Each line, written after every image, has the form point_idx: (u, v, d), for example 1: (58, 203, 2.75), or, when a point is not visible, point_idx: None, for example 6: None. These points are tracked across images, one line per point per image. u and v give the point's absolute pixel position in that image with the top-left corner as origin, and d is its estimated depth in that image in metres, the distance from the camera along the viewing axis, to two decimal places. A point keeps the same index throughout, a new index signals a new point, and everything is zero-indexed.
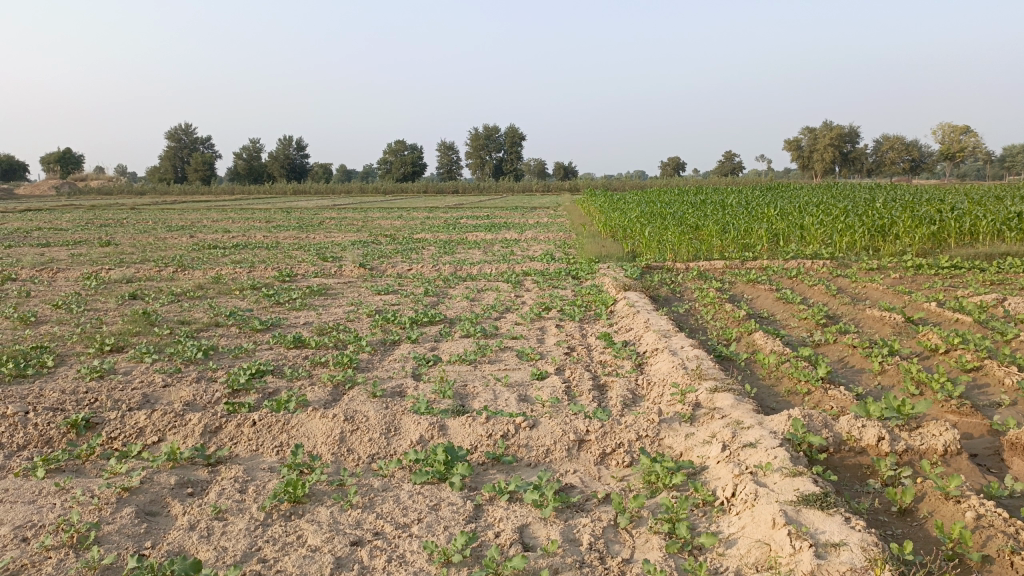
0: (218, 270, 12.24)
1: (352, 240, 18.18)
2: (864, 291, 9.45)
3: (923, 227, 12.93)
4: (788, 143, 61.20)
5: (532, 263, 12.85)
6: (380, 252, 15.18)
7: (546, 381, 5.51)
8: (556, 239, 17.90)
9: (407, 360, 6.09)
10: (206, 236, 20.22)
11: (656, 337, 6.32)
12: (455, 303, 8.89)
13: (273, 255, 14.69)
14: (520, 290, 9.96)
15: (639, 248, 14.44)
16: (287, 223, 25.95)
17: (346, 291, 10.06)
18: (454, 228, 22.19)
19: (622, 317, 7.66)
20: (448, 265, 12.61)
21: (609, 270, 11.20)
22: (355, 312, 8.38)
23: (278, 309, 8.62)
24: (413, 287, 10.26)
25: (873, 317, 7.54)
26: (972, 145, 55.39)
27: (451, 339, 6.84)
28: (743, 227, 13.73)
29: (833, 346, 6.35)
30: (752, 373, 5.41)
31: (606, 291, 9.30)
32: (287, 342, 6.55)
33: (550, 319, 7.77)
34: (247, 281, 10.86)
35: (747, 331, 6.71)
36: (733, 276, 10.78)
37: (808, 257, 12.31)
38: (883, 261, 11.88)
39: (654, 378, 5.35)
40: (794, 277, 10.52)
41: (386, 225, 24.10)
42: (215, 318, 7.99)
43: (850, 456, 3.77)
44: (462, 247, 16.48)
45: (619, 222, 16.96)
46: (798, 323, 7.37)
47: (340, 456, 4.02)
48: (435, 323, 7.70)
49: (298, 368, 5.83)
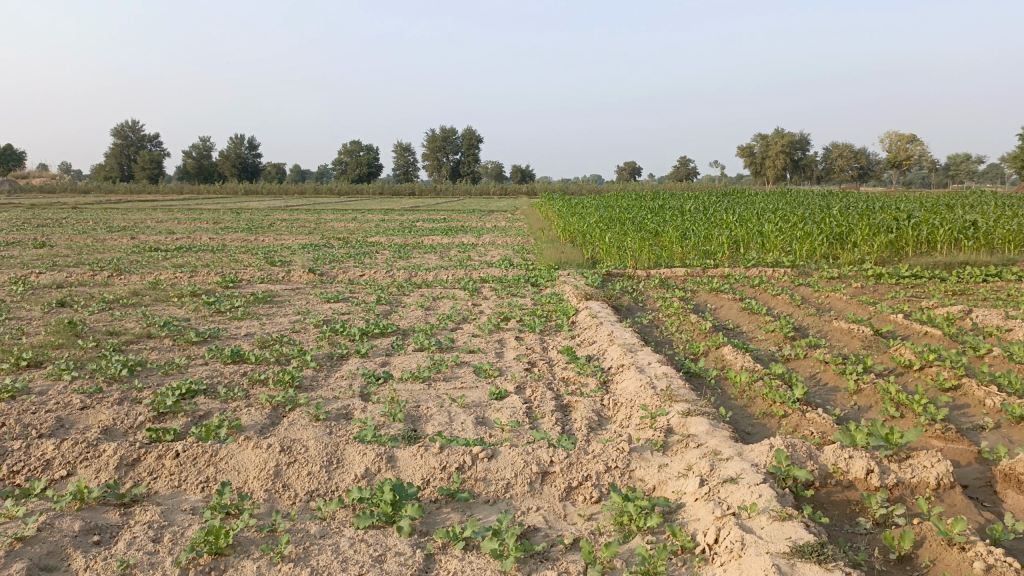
0: (158, 275, 11.56)
1: (303, 243, 17.56)
2: (828, 301, 9.26)
3: (881, 235, 12.88)
4: (742, 149, 61.96)
5: (490, 269, 12.46)
6: (332, 256, 14.62)
7: (505, 402, 5.11)
8: (513, 243, 17.53)
9: (355, 378, 5.63)
10: (148, 237, 19.37)
11: (621, 352, 5.97)
12: (408, 313, 8.43)
13: (218, 259, 14.02)
14: (477, 298, 9.55)
15: (598, 254, 14.15)
16: (236, 224, 25.13)
17: (294, 298, 9.53)
18: (409, 231, 21.68)
19: (584, 328, 7.31)
20: (402, 271, 12.14)
21: (569, 277, 10.87)
22: (301, 322, 7.87)
23: (218, 318, 8.06)
24: (365, 295, 9.77)
25: (841, 329, 7.31)
26: (918, 153, 56.81)
27: (403, 354, 6.40)
28: (703, 233, 13.53)
29: (805, 361, 6.07)
30: (724, 393, 5.09)
31: (567, 299, 8.94)
32: (224, 357, 6.03)
33: (508, 331, 7.37)
34: (188, 287, 10.25)
35: (715, 344, 6.40)
36: (695, 284, 10.54)
37: (769, 265, 12.16)
38: (843, 270, 11.78)
39: (621, 398, 4.98)
40: (757, 285, 10.32)
41: (340, 228, 23.45)
42: (147, 329, 7.41)
43: (837, 491, 3.45)
44: (417, 251, 16.01)
45: (578, 228, 16.65)
46: (765, 335, 7.09)
47: (275, 494, 3.57)
48: (386, 335, 7.24)
49: (234, 387, 5.33)
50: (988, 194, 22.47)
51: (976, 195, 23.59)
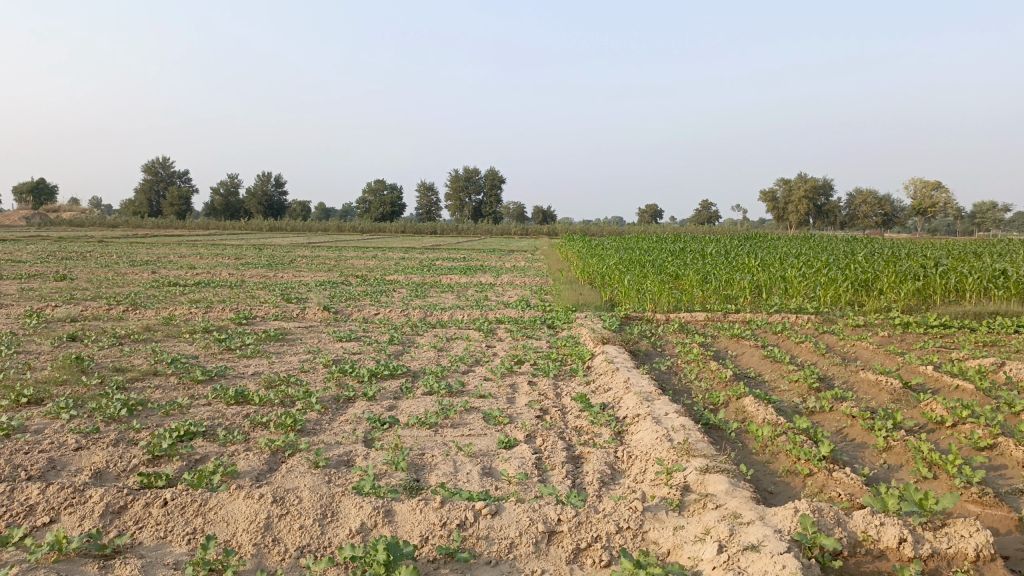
0: (172, 311, 11.50)
1: (321, 280, 17.51)
2: (853, 350, 8.97)
3: (908, 282, 12.57)
4: (764, 193, 61.75)
5: (506, 310, 12.27)
6: (348, 294, 14.53)
7: (514, 452, 4.88)
8: (531, 284, 17.36)
9: (360, 422, 5.44)
10: (168, 272, 19.45)
11: (637, 400, 5.73)
12: (420, 354, 8.24)
13: (235, 295, 13.98)
14: (491, 340, 9.35)
15: (617, 296, 13.93)
16: (256, 260, 25.22)
17: (305, 337, 9.39)
18: (428, 270, 21.61)
19: (599, 373, 7.08)
20: (418, 310, 11.98)
21: (586, 320, 10.65)
22: (310, 362, 7.70)
23: (227, 356, 7.92)
24: (378, 334, 9.61)
25: (868, 380, 7.01)
26: (943, 200, 56.29)
27: (411, 397, 6.19)
28: (724, 277, 13.28)
29: (830, 415, 5.78)
30: (745, 448, 4.83)
31: (583, 343, 8.72)
32: (228, 398, 5.86)
33: (521, 375, 7.15)
34: (200, 323, 10.16)
35: (736, 395, 6.13)
36: (715, 329, 10.28)
37: (793, 311, 11.87)
38: (869, 317, 11.46)
39: (635, 451, 4.73)
40: (780, 332, 10.03)
41: (358, 265, 23.48)
42: (154, 366, 7.28)
43: (867, 561, 3.19)
44: (434, 290, 15.88)
45: (597, 269, 16.47)
46: (788, 386, 6.80)
47: (264, 549, 3.37)
48: (396, 377, 7.05)
49: (234, 430, 5.15)
50: (1016, 242, 22.04)
51: (1004, 242, 23.16)
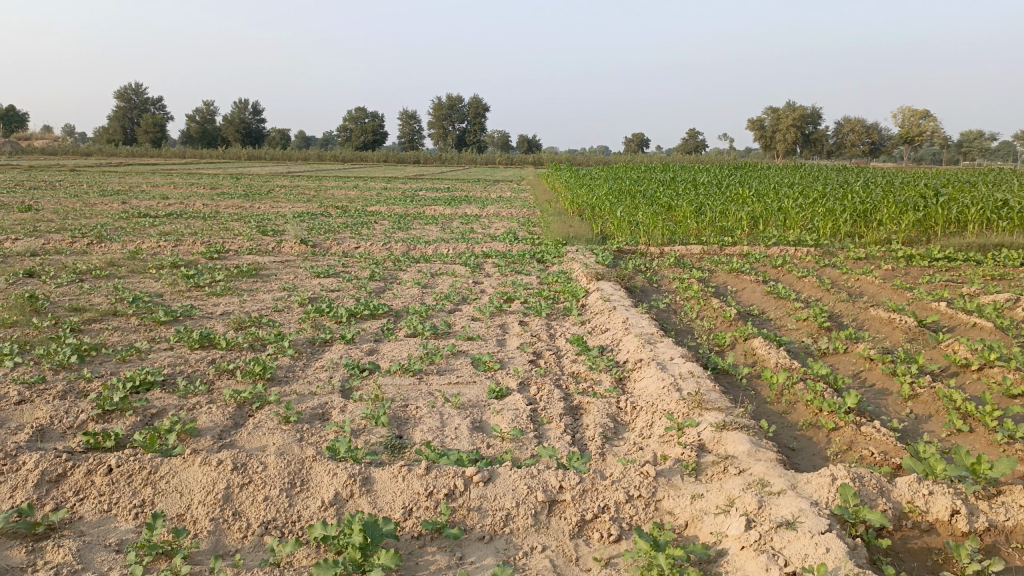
0: (140, 244, 10.85)
1: (299, 212, 16.79)
2: (859, 285, 8.55)
3: (909, 213, 12.11)
4: (752, 121, 60.63)
5: (493, 243, 11.72)
6: (327, 226, 13.90)
7: (507, 403, 4.42)
8: (518, 216, 16.76)
9: (337, 369, 4.96)
10: (140, 203, 18.63)
11: (638, 343, 5.28)
12: (403, 292, 7.72)
13: (208, 227, 13.31)
14: (478, 275, 8.83)
15: (609, 228, 13.41)
16: (233, 190, 24.32)
17: (281, 272, 8.83)
18: (411, 201, 20.92)
19: (595, 312, 6.62)
20: (400, 244, 11.40)
21: (578, 253, 10.15)
22: (285, 300, 7.18)
23: (195, 294, 7.37)
24: (358, 270, 9.05)
25: (881, 319, 6.59)
26: (931, 128, 55.53)
27: (393, 340, 5.70)
28: (720, 208, 12.76)
29: (845, 357, 5.37)
30: (759, 398, 4.42)
31: (576, 279, 8.23)
32: (191, 342, 5.35)
33: (512, 315, 6.68)
34: (168, 258, 9.55)
35: (743, 336, 5.69)
36: (713, 263, 9.82)
37: (791, 244, 11.42)
38: (870, 250, 11.02)
39: (640, 401, 4.30)
40: (780, 267, 9.58)
41: (339, 196, 22.73)
42: (114, 305, 6.73)
43: (914, 536, 2.78)
44: (418, 222, 15.28)
45: (586, 200, 15.88)
46: (797, 325, 6.37)
47: (223, 525, 2.92)
48: (377, 316, 6.55)
49: (196, 379, 4.66)
50: (1010, 171, 21.62)
51: (997, 172, 22.71)
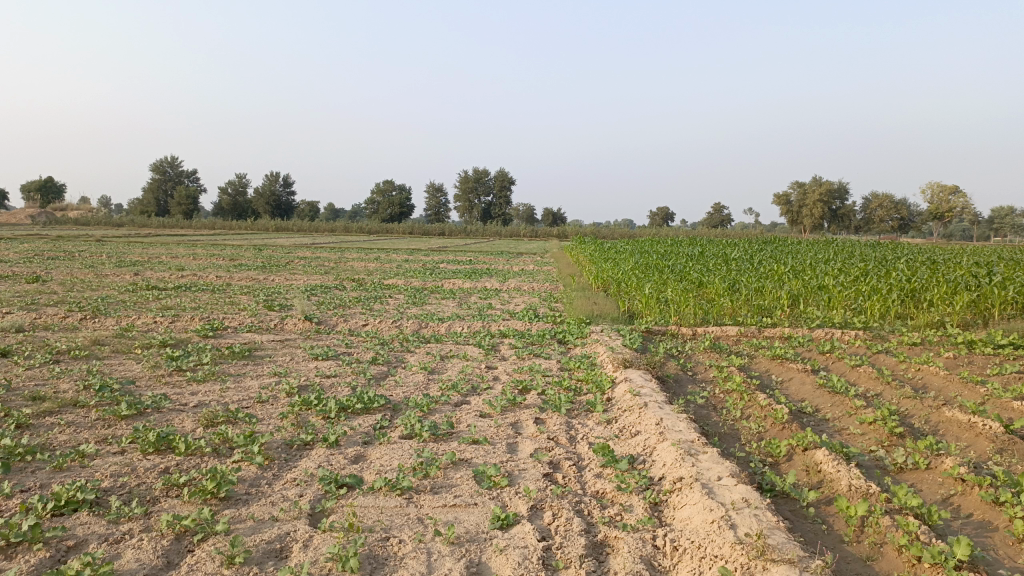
0: (136, 320, 10.18)
1: (312, 285, 16.17)
2: (921, 377, 7.58)
3: (963, 293, 11.14)
4: (778, 196, 60.19)
5: (511, 321, 10.91)
6: (339, 300, 13.22)
7: (513, 537, 3.52)
8: (540, 291, 15.99)
9: (310, 483, 4.09)
10: (153, 274, 18.16)
11: (676, 456, 4.36)
12: (406, 379, 6.88)
13: (213, 301, 12.67)
14: (492, 359, 7.99)
15: (635, 306, 12.57)
16: (251, 262, 23.97)
17: (276, 353, 8.06)
18: (431, 274, 20.30)
19: (623, 409, 5.71)
20: (411, 321, 10.63)
21: (603, 334, 9.30)
22: (272, 388, 6.36)
23: (174, 380, 6.59)
24: (361, 351, 8.26)
25: (960, 423, 5.60)
26: (960, 205, 54.57)
27: (383, 443, 4.84)
28: (755, 286, 11.90)
29: (931, 478, 4.41)
30: (833, 540, 3.49)
31: (602, 366, 7.35)
32: (145, 446, 4.54)
33: (527, 410, 5.80)
34: (160, 335, 8.84)
35: (801, 445, 4.75)
36: (752, 347, 8.92)
37: (837, 326, 10.49)
38: (925, 334, 10.05)
39: (682, 539, 3.38)
40: (828, 353, 8.65)
41: (358, 269, 22.21)
42: (78, 393, 5.95)
43: None
44: (435, 296, 14.59)
45: (612, 275, 15.11)
46: (861, 430, 5.42)
47: None
48: (371, 411, 5.70)
49: (136, 499, 3.83)
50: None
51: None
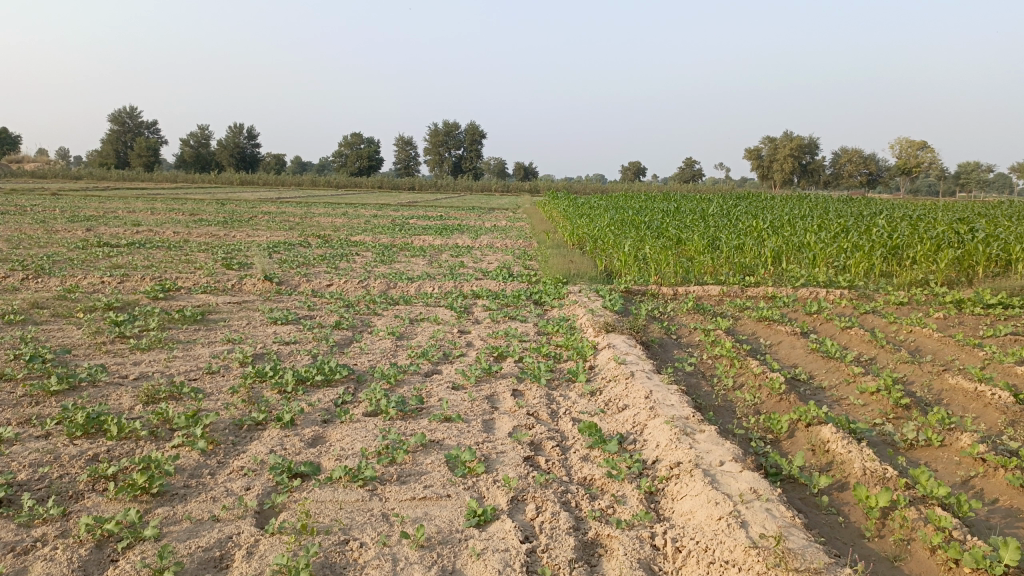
0: (81, 280, 9.47)
1: (276, 242, 15.46)
2: (914, 339, 7.23)
3: (948, 250, 10.81)
4: (750, 152, 59.92)
5: (484, 280, 10.39)
6: (303, 258, 12.57)
7: (493, 537, 3.06)
8: (514, 248, 15.43)
9: (260, 473, 3.59)
10: (106, 230, 17.28)
11: (673, 438, 3.92)
12: (371, 346, 6.36)
13: (168, 259, 11.95)
14: (465, 323, 7.49)
15: (612, 264, 12.12)
16: (213, 217, 23.03)
17: (232, 317, 7.47)
18: (400, 230, 19.64)
19: (608, 379, 5.26)
20: (378, 280, 10.06)
21: (581, 295, 8.85)
22: (224, 357, 5.80)
23: (115, 349, 6.00)
24: (323, 315, 7.70)
25: (966, 392, 5.24)
26: (928, 160, 54.69)
27: (345, 422, 4.34)
28: (737, 242, 11.49)
29: (947, 457, 4.03)
30: (852, 536, 3.10)
31: (582, 330, 6.90)
32: (71, 429, 3.99)
33: (503, 380, 5.32)
34: (106, 297, 8.19)
35: (804, 421, 4.35)
36: (737, 307, 8.53)
37: (822, 285, 10.15)
38: (912, 293, 9.72)
39: (687, 539, 2.96)
40: (815, 313, 8.29)
41: (324, 224, 21.42)
42: (5, 365, 5.35)
43: None
44: (404, 254, 13.99)
45: (587, 231, 14.63)
46: (863, 401, 5.03)
47: None
48: (333, 383, 5.19)
49: (54, 495, 3.30)
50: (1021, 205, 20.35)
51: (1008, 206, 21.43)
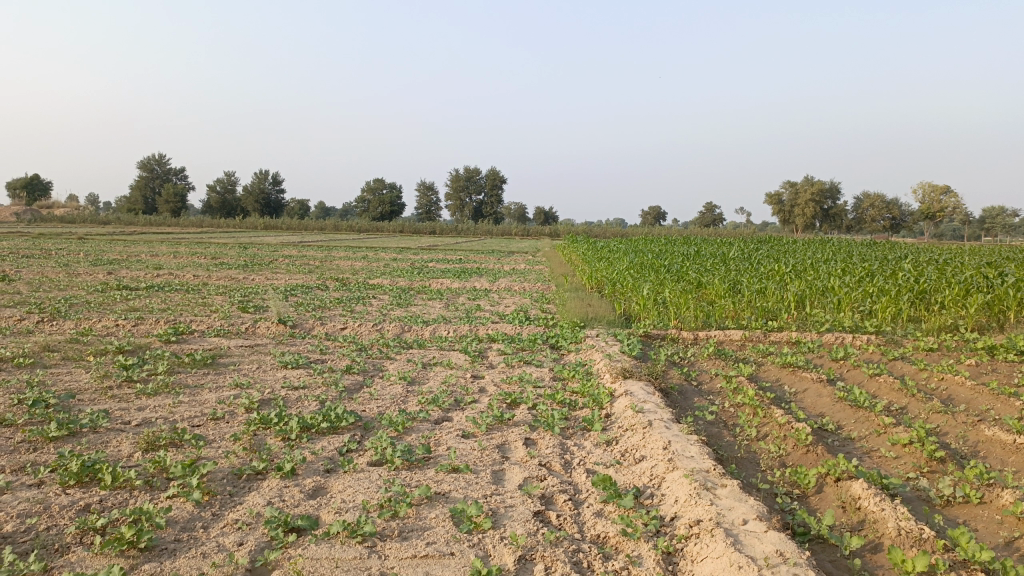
0: (96, 323, 9.43)
1: (294, 285, 15.45)
2: (945, 387, 6.94)
3: (977, 294, 10.51)
4: (771, 196, 59.76)
5: (501, 324, 10.23)
6: (319, 301, 12.51)
7: None
8: (532, 292, 15.28)
9: (255, 527, 3.41)
10: (127, 273, 17.38)
11: (693, 492, 3.69)
12: (381, 391, 6.19)
13: (185, 302, 11.93)
14: (479, 368, 7.32)
15: (632, 309, 11.93)
16: (234, 260, 23.15)
17: (243, 361, 7.35)
18: (419, 274, 19.59)
19: (625, 428, 5.04)
20: (393, 324, 9.93)
21: (599, 339, 8.66)
22: (230, 402, 5.66)
23: (121, 394, 5.88)
24: (335, 359, 7.56)
25: (1005, 444, 4.95)
26: (952, 204, 54.23)
27: (348, 472, 4.16)
28: (759, 286, 11.27)
29: (988, 516, 3.76)
30: None
31: (599, 376, 6.69)
32: (64, 478, 3.84)
33: (516, 429, 5.12)
34: (118, 341, 8.12)
35: (833, 475, 4.11)
36: (760, 353, 8.28)
37: (847, 331, 9.88)
38: (941, 339, 9.43)
39: None
40: (841, 360, 8.02)
41: (344, 267, 21.47)
42: (7, 410, 5.24)
43: None
44: (421, 297, 13.90)
45: (606, 275, 14.47)
46: (895, 453, 4.77)
47: None
48: (340, 430, 5.02)
49: (37, 550, 3.13)
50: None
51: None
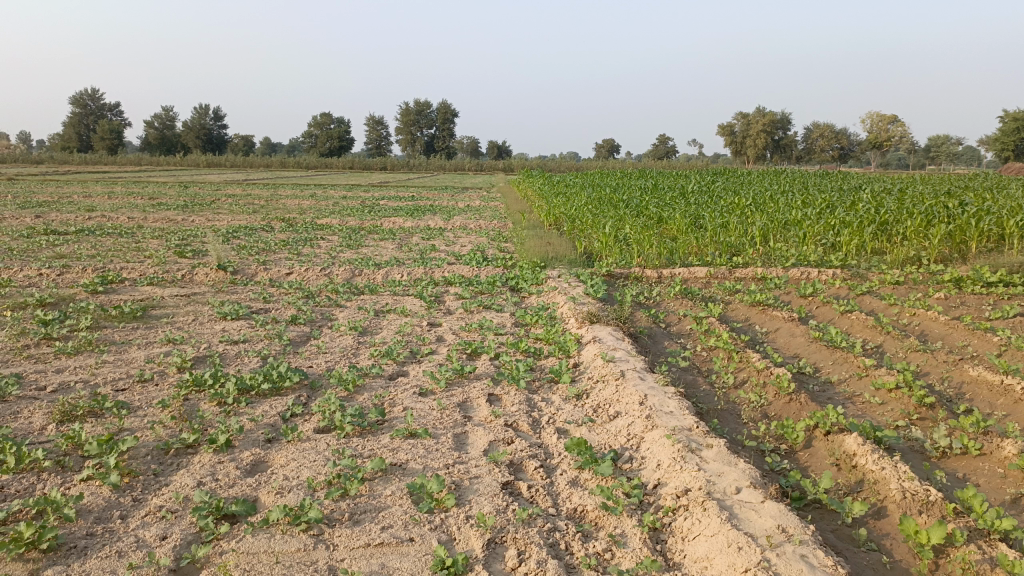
0: (15, 273, 8.67)
1: (237, 227, 14.64)
2: (918, 323, 6.71)
3: (941, 225, 10.32)
4: (723, 127, 59.46)
5: (456, 265, 9.73)
6: (264, 244, 11.81)
7: None
8: (488, 229, 14.77)
9: (181, 515, 2.95)
10: (56, 217, 16.30)
11: (677, 456, 3.34)
12: (330, 344, 5.70)
13: (118, 247, 11.13)
14: (434, 314, 6.86)
15: (592, 246, 11.53)
16: (173, 201, 22.03)
17: (178, 313, 6.75)
18: (370, 212, 18.84)
19: (596, 380, 4.66)
20: (342, 267, 9.36)
21: (560, 280, 8.24)
22: (161, 361, 5.12)
23: (37, 354, 5.28)
24: (280, 308, 7.01)
25: (991, 386, 4.71)
26: (899, 134, 54.69)
27: (291, 442, 3.71)
28: (721, 221, 10.94)
29: (990, 469, 3.49)
30: None
31: (563, 322, 6.30)
32: None
33: (477, 384, 4.70)
34: (40, 292, 7.43)
35: (822, 428, 3.80)
36: (726, 290, 7.97)
37: (812, 265, 9.62)
38: (906, 271, 9.24)
39: None
40: (810, 296, 7.75)
41: (291, 206, 20.57)
42: None
43: None
44: (372, 237, 13.28)
45: (564, 211, 14.01)
46: (881, 399, 4.49)
47: None
48: (283, 391, 4.55)
49: None
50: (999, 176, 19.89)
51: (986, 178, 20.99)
